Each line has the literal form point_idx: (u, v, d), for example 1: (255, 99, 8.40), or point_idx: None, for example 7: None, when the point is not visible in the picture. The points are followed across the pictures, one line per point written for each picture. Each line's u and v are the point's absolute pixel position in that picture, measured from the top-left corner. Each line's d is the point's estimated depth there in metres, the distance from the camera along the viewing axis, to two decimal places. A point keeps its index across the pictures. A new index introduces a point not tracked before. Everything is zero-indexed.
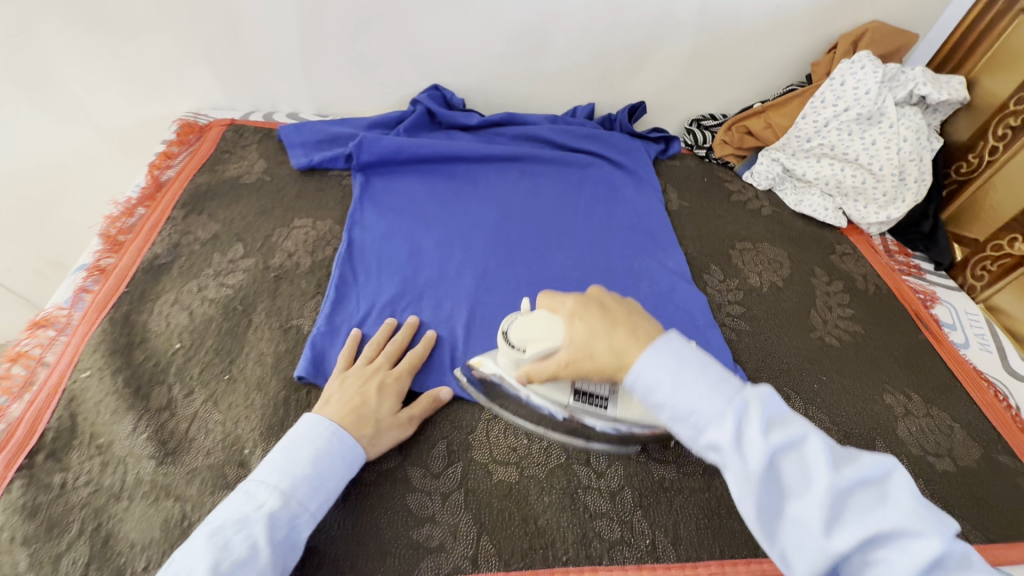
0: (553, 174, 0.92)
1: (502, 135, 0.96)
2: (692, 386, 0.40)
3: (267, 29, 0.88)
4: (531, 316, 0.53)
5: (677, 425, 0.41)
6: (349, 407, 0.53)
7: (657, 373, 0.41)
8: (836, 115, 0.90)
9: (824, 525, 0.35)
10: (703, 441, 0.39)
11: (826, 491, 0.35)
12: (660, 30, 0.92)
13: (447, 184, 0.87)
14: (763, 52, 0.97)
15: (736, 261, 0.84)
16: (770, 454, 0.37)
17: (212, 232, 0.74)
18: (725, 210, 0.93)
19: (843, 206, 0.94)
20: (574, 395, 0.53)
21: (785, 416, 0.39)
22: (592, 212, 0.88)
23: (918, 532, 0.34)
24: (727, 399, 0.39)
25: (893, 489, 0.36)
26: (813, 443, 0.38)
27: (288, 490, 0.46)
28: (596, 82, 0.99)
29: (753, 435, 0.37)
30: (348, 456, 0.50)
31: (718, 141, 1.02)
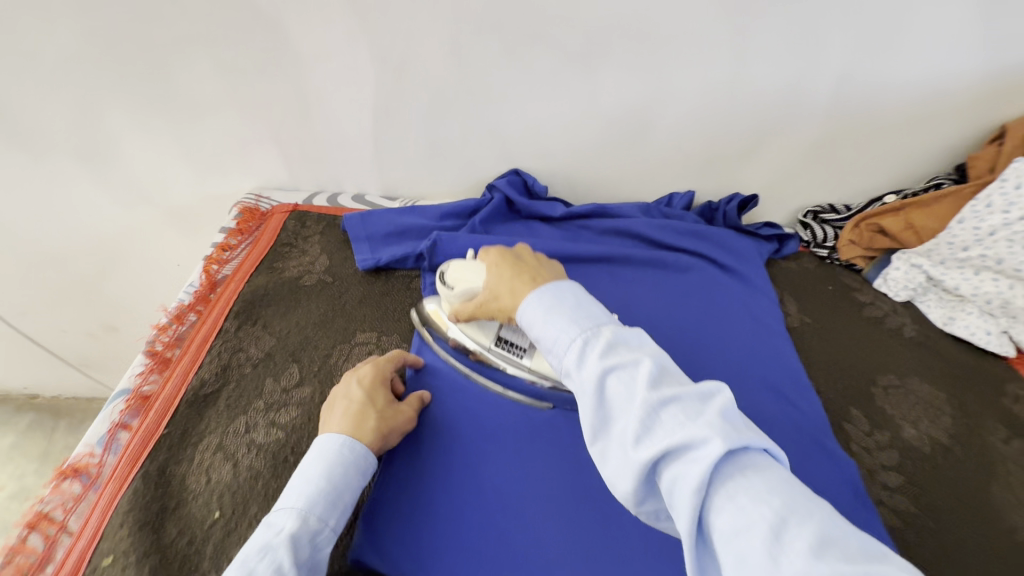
0: (649, 279, 0.79)
1: (589, 227, 0.85)
2: (561, 317, 0.47)
3: (340, 112, 0.81)
4: (467, 262, 0.64)
5: (550, 356, 0.48)
6: (348, 414, 0.55)
7: (537, 310, 0.50)
8: (1005, 223, 0.73)
9: (633, 434, 0.38)
10: (565, 370, 0.46)
11: (639, 403, 0.39)
12: (782, 116, 0.79)
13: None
14: (904, 140, 0.82)
15: (883, 405, 0.68)
16: (600, 372, 0.42)
17: (265, 349, 0.65)
18: (860, 330, 0.77)
19: (1010, 329, 0.76)
20: (495, 340, 0.63)
21: (639, 347, 0.44)
22: (700, 331, 0.74)
23: (704, 438, 0.35)
24: (581, 330, 0.45)
25: (708, 409, 0.38)
26: (643, 366, 0.41)
27: (306, 508, 0.47)
28: (698, 169, 0.87)
29: (592, 356, 0.43)
30: (359, 466, 0.52)
31: (844, 241, 0.86)
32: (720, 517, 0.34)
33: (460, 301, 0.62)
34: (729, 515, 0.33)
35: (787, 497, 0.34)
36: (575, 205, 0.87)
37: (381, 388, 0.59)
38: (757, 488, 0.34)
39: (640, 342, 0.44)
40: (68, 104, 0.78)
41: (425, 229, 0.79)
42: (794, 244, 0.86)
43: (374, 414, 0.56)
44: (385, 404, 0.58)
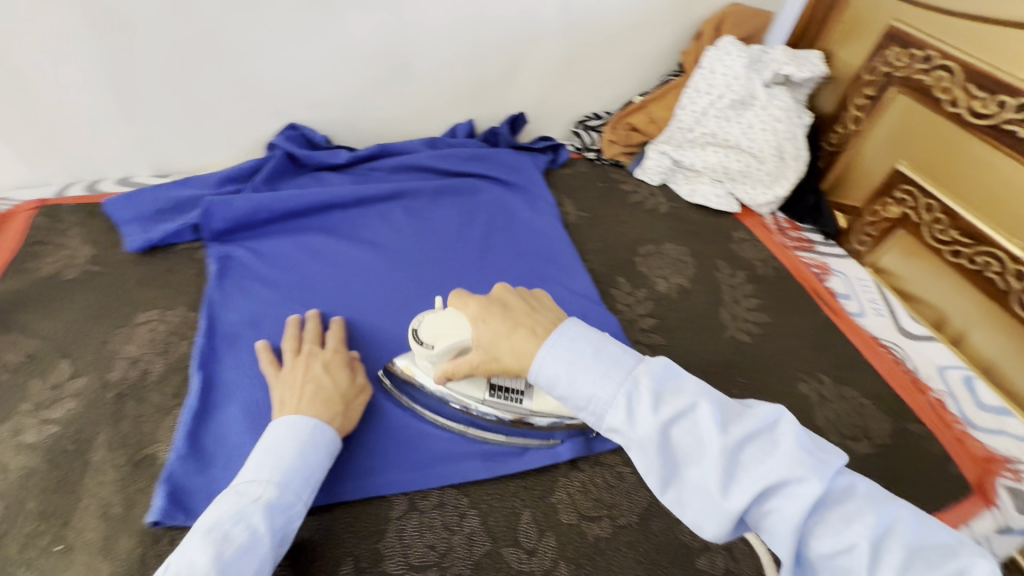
0: (441, 206, 0.85)
1: (378, 169, 0.87)
2: (586, 372, 0.44)
3: (68, 87, 0.73)
4: (440, 313, 0.57)
5: (583, 412, 0.45)
6: (314, 397, 0.53)
7: (554, 365, 0.45)
8: (711, 103, 0.89)
9: (716, 482, 0.39)
10: (606, 424, 0.43)
11: (718, 454, 0.39)
12: (528, 34, 0.87)
13: (325, 238, 0.77)
14: (633, 45, 0.95)
15: (642, 269, 0.82)
16: (660, 426, 0.41)
17: (26, 352, 0.60)
18: (623, 214, 0.91)
19: (734, 190, 0.95)
20: (489, 391, 0.57)
21: (681, 386, 0.43)
22: (489, 241, 0.82)
23: (801, 478, 0.38)
24: (620, 383, 0.43)
25: (782, 436, 0.40)
26: (703, 411, 0.41)
27: (280, 481, 0.45)
28: (470, 97, 0.92)
29: (643, 411, 0.41)
30: (328, 446, 0.50)
31: (606, 141, 0.99)
32: (820, 541, 0.37)
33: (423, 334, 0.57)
34: (835, 542, 0.37)
35: (868, 506, 0.38)
36: (361, 150, 0.89)
37: (342, 371, 0.58)
38: (845, 510, 0.38)
39: (680, 380, 0.43)
40: None
41: (203, 199, 0.76)
42: (565, 153, 0.97)
43: (341, 397, 0.55)
44: (349, 384, 0.57)
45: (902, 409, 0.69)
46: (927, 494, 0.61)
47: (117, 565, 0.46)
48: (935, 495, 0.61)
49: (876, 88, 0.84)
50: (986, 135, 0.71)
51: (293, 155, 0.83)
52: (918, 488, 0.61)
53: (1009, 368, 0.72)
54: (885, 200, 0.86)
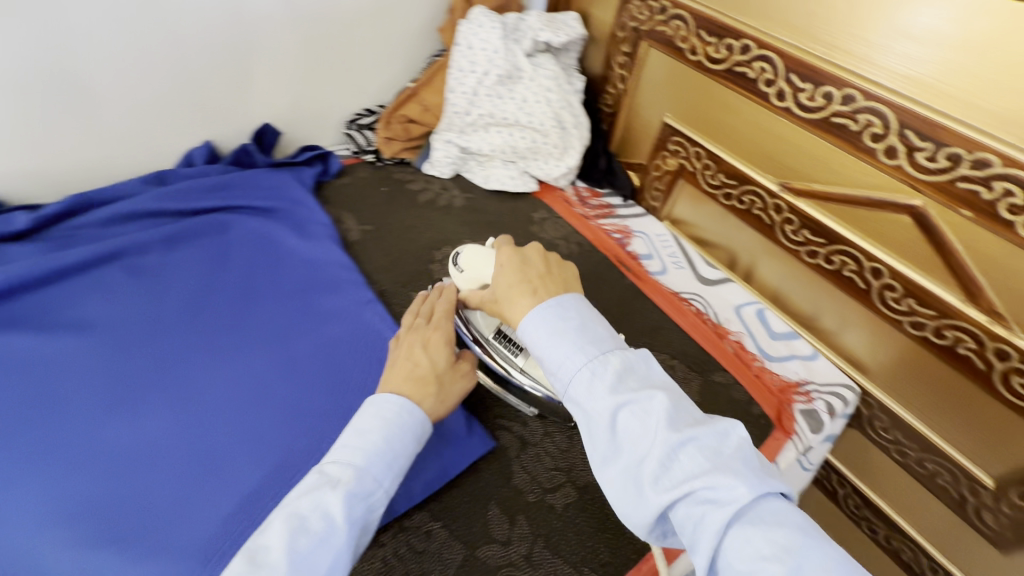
0: (179, 258, 0.69)
1: (82, 228, 0.68)
2: (564, 342, 0.43)
3: None
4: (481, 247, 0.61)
5: (552, 382, 0.43)
6: (409, 375, 0.51)
7: (538, 327, 0.44)
8: (479, 81, 0.82)
9: (652, 473, 0.37)
10: (568, 398, 0.42)
11: (660, 444, 0.37)
12: (243, 31, 0.73)
13: (6, 337, 0.58)
14: (382, 27, 0.84)
15: (439, 276, 0.74)
16: (615, 405, 0.39)
17: None
18: (414, 218, 0.82)
19: (528, 168, 0.90)
20: (496, 333, 0.61)
21: (651, 377, 0.42)
22: (253, 288, 0.69)
23: (732, 484, 0.36)
24: (591, 356, 0.42)
25: (727, 450, 0.38)
26: (660, 402, 0.39)
27: (362, 465, 0.43)
28: (195, 115, 0.76)
29: (604, 388, 0.40)
30: (418, 428, 0.48)
31: (382, 140, 0.88)
32: (737, 558, 0.35)
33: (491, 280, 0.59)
34: (749, 567, 0.34)
35: (798, 535, 0.35)
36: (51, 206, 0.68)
37: (443, 348, 0.53)
38: (771, 532, 0.35)
39: (649, 372, 0.42)
40: None
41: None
42: (338, 160, 0.85)
43: (436, 374, 0.51)
44: (447, 362, 0.53)
45: (706, 361, 0.70)
46: None
47: None
48: None
49: (629, 45, 0.84)
50: (725, 80, 0.73)
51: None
52: None
53: (793, 294, 0.77)
54: (663, 154, 0.87)
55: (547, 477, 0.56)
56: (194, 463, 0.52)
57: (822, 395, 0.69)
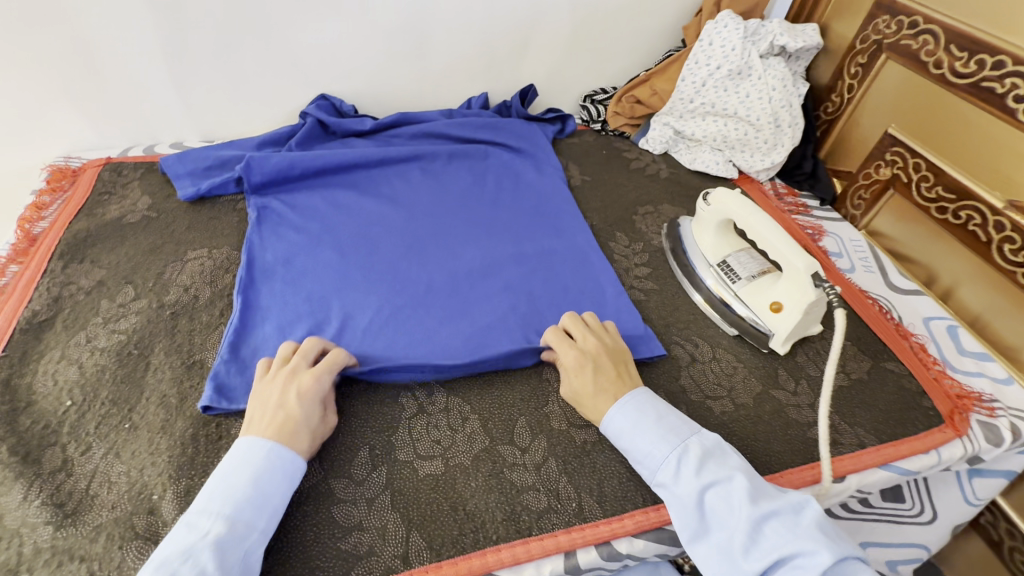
0: (454, 170, 0.92)
1: (399, 136, 0.96)
2: (647, 433, 0.55)
3: (129, 59, 0.83)
4: (730, 191, 0.75)
5: (640, 467, 0.55)
6: (272, 424, 0.51)
7: (624, 421, 0.56)
8: (710, 73, 0.94)
9: (741, 546, 0.47)
10: (657, 479, 0.53)
11: (744, 518, 0.47)
12: (537, 11, 0.94)
13: (350, 193, 0.86)
14: (638, 21, 1.01)
15: (639, 225, 0.88)
16: (699, 488, 0.50)
17: (97, 278, 0.70)
18: (625, 179, 0.97)
19: (733, 158, 1.00)
20: (717, 262, 0.75)
21: (723, 461, 0.52)
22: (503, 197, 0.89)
23: (813, 549, 0.44)
24: (673, 447, 0.53)
25: (803, 520, 0.47)
26: (737, 482, 0.50)
27: (232, 514, 0.46)
28: (484, 71, 1.00)
29: (688, 472, 0.51)
30: (288, 470, 0.50)
31: (611, 114, 1.05)
32: None
33: (735, 221, 0.73)
34: None
35: None
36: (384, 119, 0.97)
37: (316, 401, 0.55)
38: None
39: (724, 457, 0.53)
40: None
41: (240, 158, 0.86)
42: (573, 123, 1.04)
43: (304, 428, 0.53)
44: (317, 417, 0.54)
45: (881, 350, 0.73)
46: (900, 420, 0.65)
47: (173, 440, 0.55)
48: (908, 421, 0.65)
49: (866, 57, 0.88)
50: (969, 95, 0.74)
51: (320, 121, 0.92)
52: (890, 414, 0.65)
53: (995, 322, 0.75)
54: (878, 163, 0.89)
55: (711, 387, 0.65)
56: (454, 299, 0.72)
57: (1007, 415, 0.67)
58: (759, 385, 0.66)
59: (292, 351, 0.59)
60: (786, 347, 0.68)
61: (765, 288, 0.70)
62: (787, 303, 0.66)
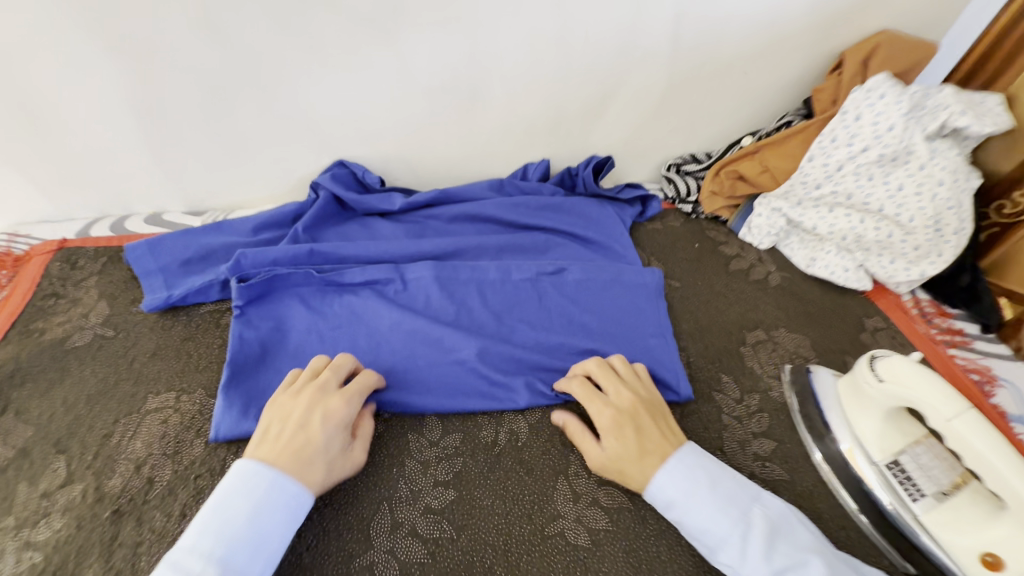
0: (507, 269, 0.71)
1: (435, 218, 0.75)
2: (703, 505, 0.46)
3: (90, 118, 0.63)
4: (906, 356, 0.52)
5: (694, 541, 0.47)
6: (287, 448, 0.46)
7: (672, 488, 0.48)
8: (850, 156, 0.71)
9: None
10: (718, 560, 0.46)
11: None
12: (625, 64, 0.71)
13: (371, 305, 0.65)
14: (750, 77, 0.77)
15: (749, 364, 0.66)
16: (770, 571, 0.42)
17: (19, 444, 0.51)
18: (725, 286, 0.75)
19: (866, 263, 0.76)
20: (891, 463, 0.52)
21: (795, 538, 0.45)
22: (571, 309, 0.66)
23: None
24: (733, 523, 0.45)
25: None
26: (816, 568, 0.42)
27: (227, 553, 0.40)
28: (548, 134, 0.78)
29: (757, 559, 0.43)
30: (286, 524, 0.43)
31: (707, 193, 0.82)
32: None
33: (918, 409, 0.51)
34: None
35: None
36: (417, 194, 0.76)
37: (337, 431, 0.48)
38: None
39: (791, 534, 0.45)
40: None
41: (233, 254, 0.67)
42: (655, 204, 0.82)
43: (324, 457, 0.46)
44: (337, 446, 0.48)
45: None
46: None
47: None
48: None
49: None
50: None
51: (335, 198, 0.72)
52: None
53: None
54: None
55: None
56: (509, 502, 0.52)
57: None
58: None
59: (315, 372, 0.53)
60: None
61: (968, 524, 0.48)
62: (1013, 564, 0.44)
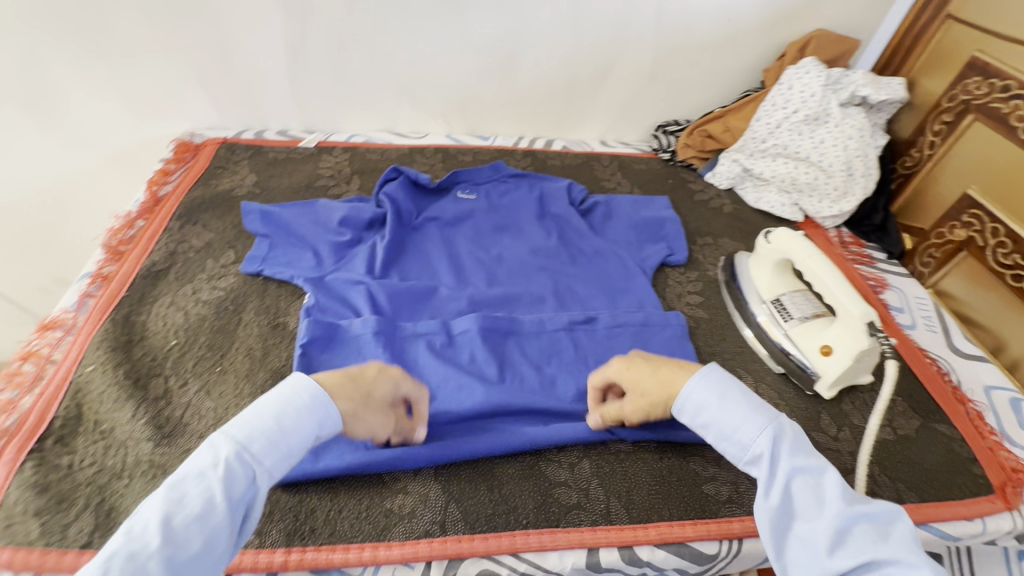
0: (537, 257, 0.84)
1: (480, 217, 0.89)
2: (737, 408, 0.51)
3: (257, 53, 0.94)
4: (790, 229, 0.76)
5: (723, 443, 0.51)
6: (342, 373, 0.52)
7: (704, 398, 0.53)
8: (786, 117, 0.96)
9: (827, 540, 0.43)
10: (746, 457, 0.50)
11: (834, 515, 0.44)
12: (624, 42, 0.99)
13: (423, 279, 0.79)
14: (719, 60, 1.04)
15: (697, 255, 0.90)
16: (791, 472, 0.47)
17: (206, 240, 0.80)
18: (689, 208, 0.99)
19: (799, 202, 1.00)
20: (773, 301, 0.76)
21: (817, 454, 0.49)
22: (603, 354, 0.71)
23: (914, 564, 0.41)
24: (767, 421, 0.50)
25: (891, 528, 0.44)
26: (831, 476, 0.46)
27: (245, 442, 0.44)
28: (565, 92, 1.06)
29: (785, 456, 0.48)
30: (318, 416, 0.47)
31: (682, 145, 1.08)
32: None
33: (793, 261, 0.75)
34: None
35: None
36: (466, 195, 0.92)
37: (386, 378, 0.55)
38: None
39: (811, 450, 0.50)
40: (13, 55, 0.88)
41: (319, 242, 0.78)
42: (662, 203, 0.97)
43: (365, 391, 0.53)
44: (380, 396, 0.55)
45: (933, 411, 0.71)
46: (943, 481, 0.63)
47: (254, 388, 0.63)
48: (952, 485, 0.63)
49: (953, 115, 0.88)
50: None
51: (403, 211, 0.84)
52: (934, 475, 0.64)
53: None
54: (954, 223, 0.88)
55: None
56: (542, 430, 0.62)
57: None
58: (799, 425, 0.67)
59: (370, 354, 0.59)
60: (832, 392, 0.69)
61: (817, 331, 0.70)
62: (838, 347, 0.67)
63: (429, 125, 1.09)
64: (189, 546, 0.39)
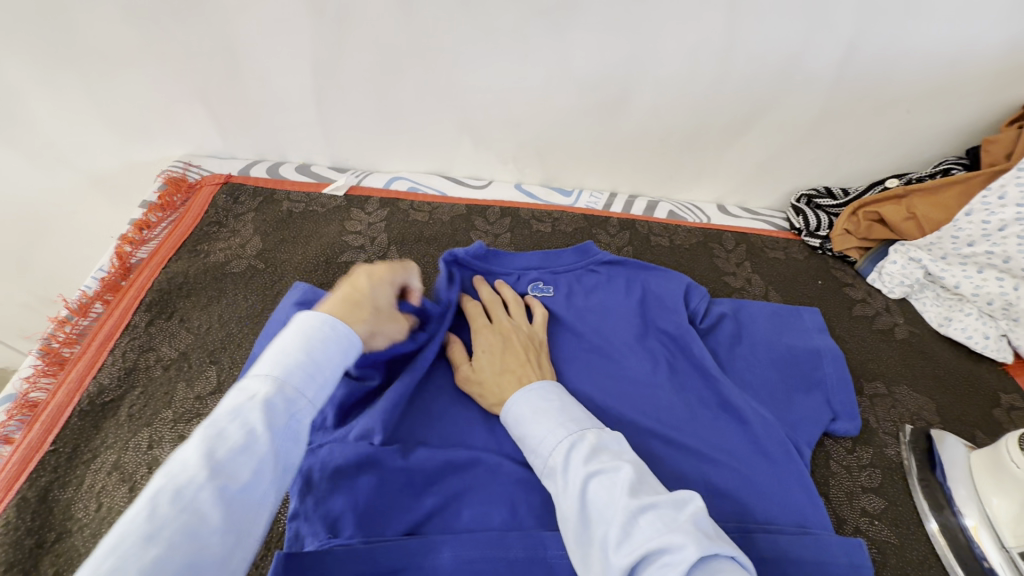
0: (641, 411, 0.58)
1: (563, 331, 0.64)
2: (547, 419, 0.46)
3: (274, 69, 0.69)
4: None
5: (532, 457, 0.45)
6: (345, 294, 0.46)
7: (523, 409, 0.48)
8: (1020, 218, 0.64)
9: (614, 537, 0.36)
10: (546, 472, 0.44)
11: (623, 510, 0.37)
12: (787, 85, 0.69)
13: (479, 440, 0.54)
14: (914, 117, 0.73)
15: (867, 418, 0.63)
16: (585, 477, 0.40)
17: (179, 348, 0.57)
18: (847, 331, 0.72)
19: (1012, 334, 0.69)
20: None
21: (621, 453, 0.43)
22: None
23: (681, 543, 0.35)
24: (568, 432, 0.44)
25: (683, 515, 0.37)
26: (626, 472, 0.40)
27: (281, 375, 0.36)
28: (685, 144, 0.77)
29: (577, 462, 0.41)
30: (343, 344, 0.40)
31: (838, 231, 0.79)
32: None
33: None
34: None
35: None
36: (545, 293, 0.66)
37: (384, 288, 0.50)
38: None
39: (622, 450, 0.43)
40: None
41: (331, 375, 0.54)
42: (813, 316, 0.69)
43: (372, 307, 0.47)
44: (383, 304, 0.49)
45: None
46: None
47: None
48: None
49: None
50: None
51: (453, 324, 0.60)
52: None
53: None
54: None
55: None
56: None
57: None
58: None
59: (343, 253, 0.54)
60: None
61: None
62: None
63: (494, 170, 0.83)
64: (236, 482, 0.31)
